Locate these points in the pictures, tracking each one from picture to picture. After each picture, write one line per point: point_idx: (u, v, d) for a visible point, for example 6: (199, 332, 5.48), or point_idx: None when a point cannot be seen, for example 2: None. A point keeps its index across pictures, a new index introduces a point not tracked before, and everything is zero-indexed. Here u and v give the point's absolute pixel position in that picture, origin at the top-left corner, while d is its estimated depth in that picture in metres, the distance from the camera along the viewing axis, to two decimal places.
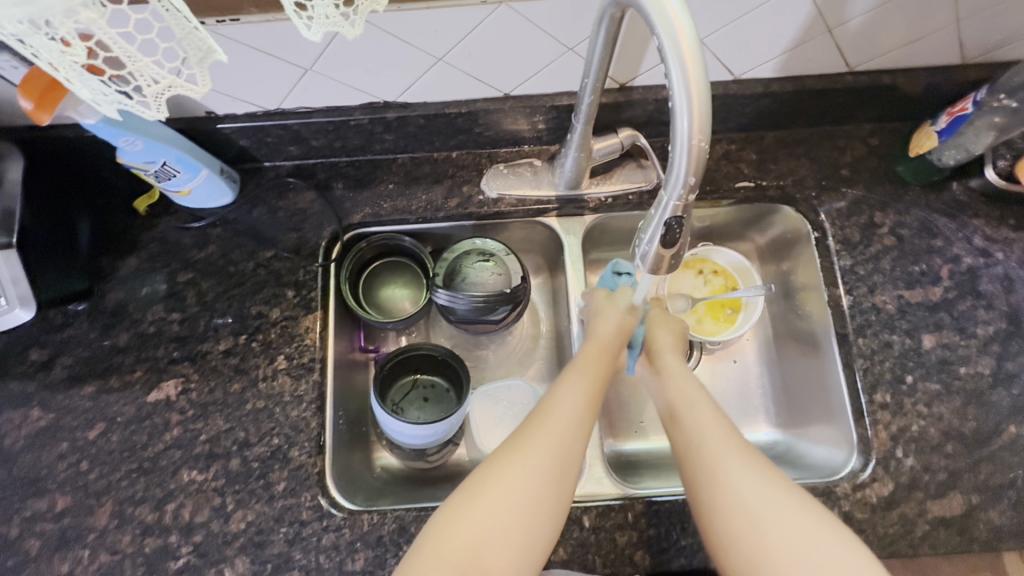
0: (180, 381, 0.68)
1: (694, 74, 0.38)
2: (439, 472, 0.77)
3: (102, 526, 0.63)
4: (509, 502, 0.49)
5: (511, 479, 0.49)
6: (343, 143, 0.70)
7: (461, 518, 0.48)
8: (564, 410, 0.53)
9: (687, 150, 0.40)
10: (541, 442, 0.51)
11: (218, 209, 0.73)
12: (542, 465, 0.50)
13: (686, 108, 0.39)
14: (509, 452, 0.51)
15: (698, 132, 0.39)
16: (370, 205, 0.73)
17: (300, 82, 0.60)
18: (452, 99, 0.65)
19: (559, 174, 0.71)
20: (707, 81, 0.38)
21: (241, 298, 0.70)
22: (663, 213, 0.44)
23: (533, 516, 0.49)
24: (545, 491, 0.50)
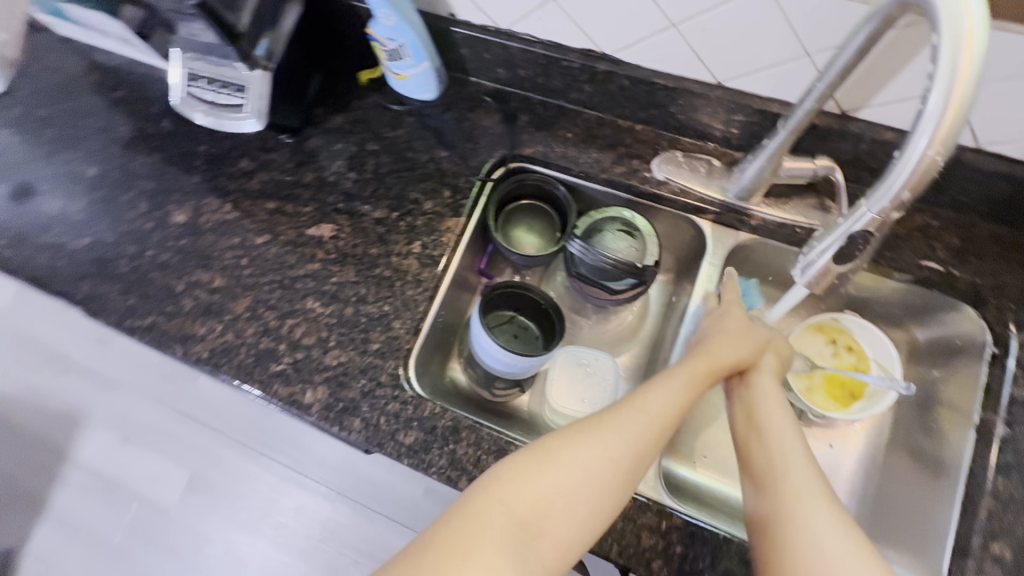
0: (336, 228, 0.78)
1: (960, 98, 0.39)
2: (496, 406, 0.83)
3: (237, 312, 0.76)
4: (568, 480, 0.51)
5: (582, 460, 0.52)
6: (546, 81, 0.75)
7: (520, 481, 0.51)
8: (657, 407, 0.56)
9: (917, 160, 0.42)
10: (619, 435, 0.53)
11: (419, 102, 0.82)
12: (613, 456, 0.52)
13: (930, 129, 0.41)
14: (585, 433, 0.53)
15: (938, 147, 0.41)
16: (544, 145, 0.78)
17: (539, 9, 0.65)
18: (664, 71, 0.66)
19: (736, 180, 0.69)
20: (968, 113, 0.40)
21: (407, 181, 0.79)
22: (855, 224, 0.49)
23: (590, 498, 0.51)
24: (604, 482, 0.51)
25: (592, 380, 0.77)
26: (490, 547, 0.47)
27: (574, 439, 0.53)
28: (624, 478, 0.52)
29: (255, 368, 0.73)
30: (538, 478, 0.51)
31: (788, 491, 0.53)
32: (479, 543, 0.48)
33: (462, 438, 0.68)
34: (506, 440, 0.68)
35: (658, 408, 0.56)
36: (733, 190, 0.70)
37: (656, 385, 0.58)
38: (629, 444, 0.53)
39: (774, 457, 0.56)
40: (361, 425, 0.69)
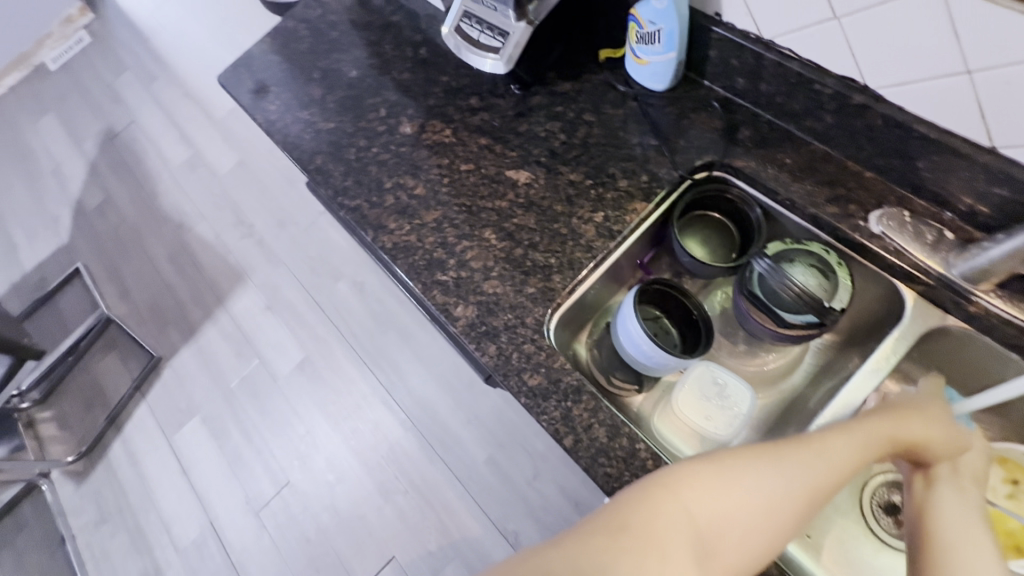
0: (531, 177, 0.84)
1: None
2: (610, 393, 0.82)
3: (425, 220, 0.85)
4: (744, 504, 0.47)
5: (762, 489, 0.48)
6: (785, 101, 0.74)
7: (696, 492, 0.46)
8: (830, 450, 0.51)
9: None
10: (799, 472, 0.49)
11: (646, 89, 0.85)
12: (792, 494, 0.48)
13: None
14: (761, 460, 0.49)
15: None
16: (757, 162, 0.76)
17: (815, 26, 0.64)
18: (929, 120, 0.62)
19: (966, 258, 0.63)
20: None
21: (610, 156, 0.83)
22: None
23: (760, 530, 0.47)
24: (774, 516, 0.47)
25: (724, 404, 0.75)
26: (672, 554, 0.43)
27: (750, 458, 0.49)
28: (795, 518, 0.48)
29: (423, 270, 0.82)
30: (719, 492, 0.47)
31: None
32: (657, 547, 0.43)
33: (581, 401, 0.70)
34: (621, 419, 0.68)
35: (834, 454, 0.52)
36: (959, 267, 0.64)
37: (837, 436, 0.53)
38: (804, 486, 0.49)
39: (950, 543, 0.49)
40: (496, 352, 0.74)
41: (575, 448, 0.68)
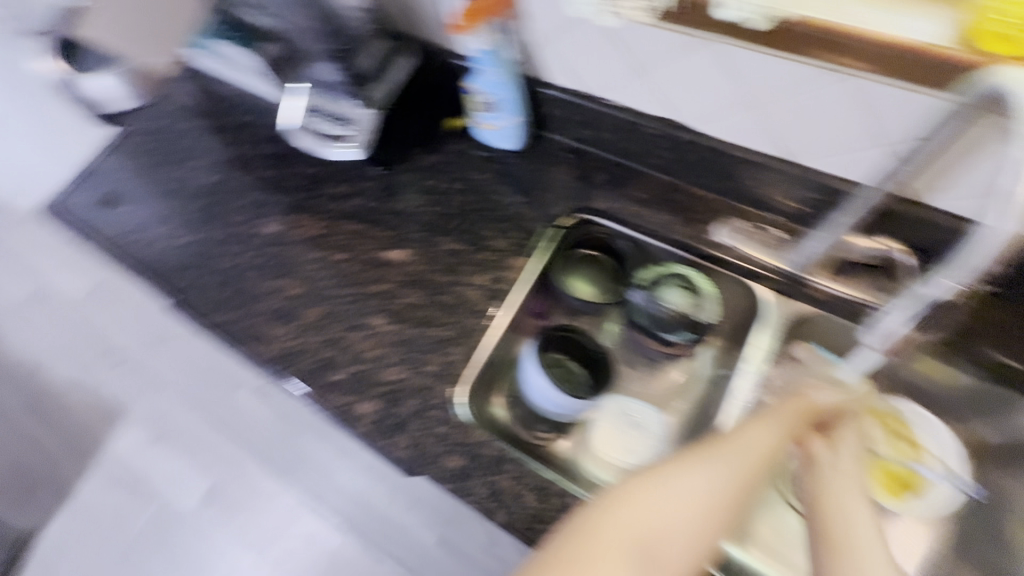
0: (409, 254, 0.84)
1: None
2: (534, 450, 0.77)
3: (307, 320, 0.81)
4: (695, 511, 0.45)
5: (700, 496, 0.45)
6: (621, 144, 0.81)
7: (649, 509, 0.45)
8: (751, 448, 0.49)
9: (986, 248, 0.45)
10: (724, 466, 0.47)
11: (500, 150, 0.89)
12: (724, 489, 0.46)
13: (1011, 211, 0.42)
14: (698, 464, 0.47)
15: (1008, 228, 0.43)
16: (614, 202, 0.82)
17: (632, 81, 0.72)
18: (740, 145, 0.71)
19: (798, 253, 0.72)
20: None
21: (481, 219, 0.85)
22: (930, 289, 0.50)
23: (699, 532, 0.45)
24: (723, 509, 0.46)
25: (637, 433, 0.77)
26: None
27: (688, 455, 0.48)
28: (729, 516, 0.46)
29: (315, 374, 0.76)
30: (675, 502, 0.45)
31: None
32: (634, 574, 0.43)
33: (506, 471, 0.68)
34: (550, 478, 0.67)
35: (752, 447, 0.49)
36: (795, 262, 0.73)
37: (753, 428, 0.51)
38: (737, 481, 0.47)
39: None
40: (409, 442, 0.71)
41: (510, 522, 0.66)
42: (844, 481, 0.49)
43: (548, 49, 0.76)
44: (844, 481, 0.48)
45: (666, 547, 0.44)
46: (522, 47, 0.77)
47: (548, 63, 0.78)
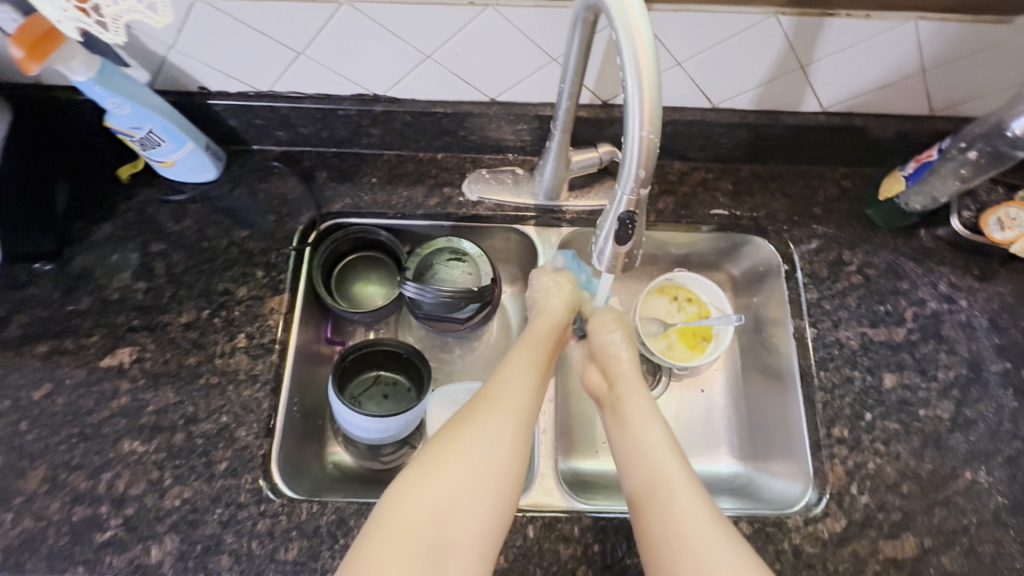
0: (136, 349, 0.67)
1: (646, 64, 0.35)
2: (391, 475, 0.76)
3: (31, 490, 0.61)
4: (489, 457, 0.50)
5: (496, 436, 0.51)
6: (330, 133, 0.72)
7: (458, 460, 0.50)
8: (518, 384, 0.56)
9: (637, 145, 0.36)
10: (502, 416, 0.53)
11: (200, 184, 0.74)
12: (502, 443, 0.52)
13: (636, 108, 0.36)
14: (489, 404, 0.54)
15: (648, 124, 0.36)
16: (351, 197, 0.74)
17: (293, 66, 0.62)
18: (439, 99, 0.67)
19: (539, 183, 0.72)
20: (660, 76, 0.36)
21: (211, 272, 0.71)
22: (617, 207, 0.41)
23: (490, 486, 0.50)
24: (514, 444, 0.52)
25: None
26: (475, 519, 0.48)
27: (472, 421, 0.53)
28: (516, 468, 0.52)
29: (73, 548, 0.59)
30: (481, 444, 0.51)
31: (660, 472, 0.55)
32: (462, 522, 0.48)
33: (351, 528, 0.61)
34: None
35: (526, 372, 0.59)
36: (540, 193, 0.73)
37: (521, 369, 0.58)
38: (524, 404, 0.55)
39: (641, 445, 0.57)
40: (229, 560, 0.59)
41: None
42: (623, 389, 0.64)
43: (177, 58, 0.61)
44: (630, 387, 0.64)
45: (482, 486, 0.49)
46: (147, 62, 0.62)
47: (190, 72, 0.64)
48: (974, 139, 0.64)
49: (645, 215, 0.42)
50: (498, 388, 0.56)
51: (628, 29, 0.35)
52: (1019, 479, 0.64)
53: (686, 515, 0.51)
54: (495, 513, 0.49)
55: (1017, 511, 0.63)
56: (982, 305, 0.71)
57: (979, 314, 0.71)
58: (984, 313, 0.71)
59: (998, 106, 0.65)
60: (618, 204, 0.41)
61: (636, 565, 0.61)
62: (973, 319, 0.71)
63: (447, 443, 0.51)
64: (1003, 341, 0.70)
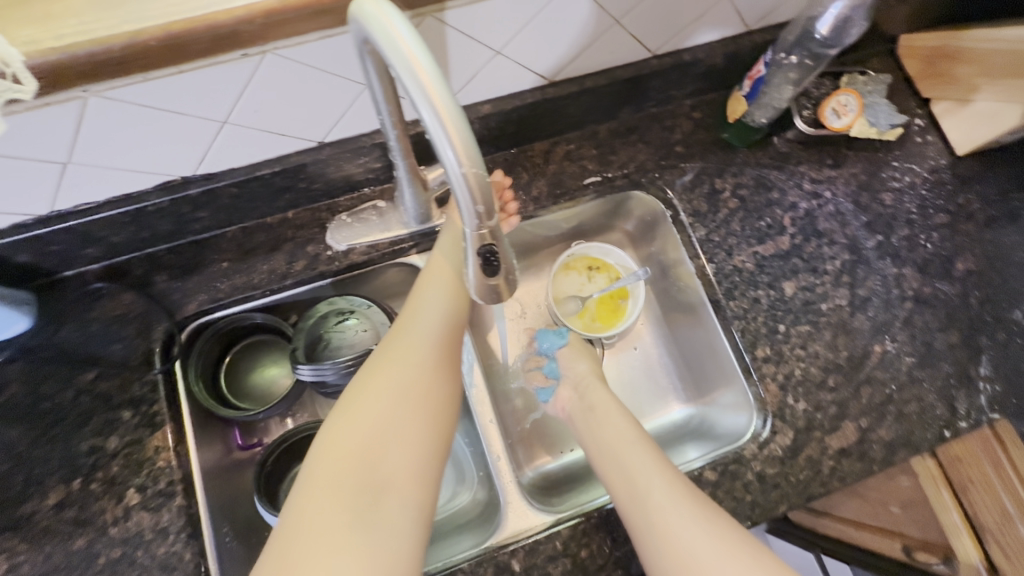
0: (6, 557, 0.56)
1: (439, 95, 0.30)
2: None
3: None
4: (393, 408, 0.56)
5: (393, 392, 0.56)
6: (151, 232, 0.62)
7: (364, 415, 0.55)
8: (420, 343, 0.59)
9: (463, 184, 0.32)
10: (407, 374, 0.57)
11: (15, 338, 0.62)
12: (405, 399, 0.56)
13: (444, 140, 0.31)
14: (394, 355, 0.59)
15: (464, 155, 0.31)
16: (205, 291, 0.65)
17: (65, 178, 0.51)
18: (260, 159, 0.59)
19: (404, 210, 0.65)
20: (457, 99, 0.31)
21: (67, 434, 0.60)
22: (471, 245, 0.37)
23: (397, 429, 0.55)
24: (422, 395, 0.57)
25: None
26: (395, 419, 0.55)
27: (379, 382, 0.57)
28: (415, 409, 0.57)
29: None
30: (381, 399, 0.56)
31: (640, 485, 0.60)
32: (389, 428, 0.55)
33: None
34: None
35: (437, 345, 0.60)
36: (410, 218, 0.65)
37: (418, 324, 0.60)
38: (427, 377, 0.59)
39: (636, 481, 0.61)
40: None
41: None
42: (597, 403, 0.72)
43: None
44: (605, 403, 0.72)
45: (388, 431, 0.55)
46: None
47: None
48: (790, 47, 0.65)
49: (505, 239, 0.39)
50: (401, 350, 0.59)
51: (406, 65, 0.30)
52: (917, 336, 0.71)
53: (665, 506, 0.57)
54: (425, 416, 0.57)
55: (923, 364, 0.69)
56: (843, 190, 0.76)
57: (844, 199, 0.76)
58: (847, 197, 0.76)
59: (799, 9, 0.67)
60: (472, 241, 0.37)
61: (625, 555, 0.60)
62: (841, 206, 0.75)
63: (357, 395, 0.56)
64: (869, 218, 0.75)
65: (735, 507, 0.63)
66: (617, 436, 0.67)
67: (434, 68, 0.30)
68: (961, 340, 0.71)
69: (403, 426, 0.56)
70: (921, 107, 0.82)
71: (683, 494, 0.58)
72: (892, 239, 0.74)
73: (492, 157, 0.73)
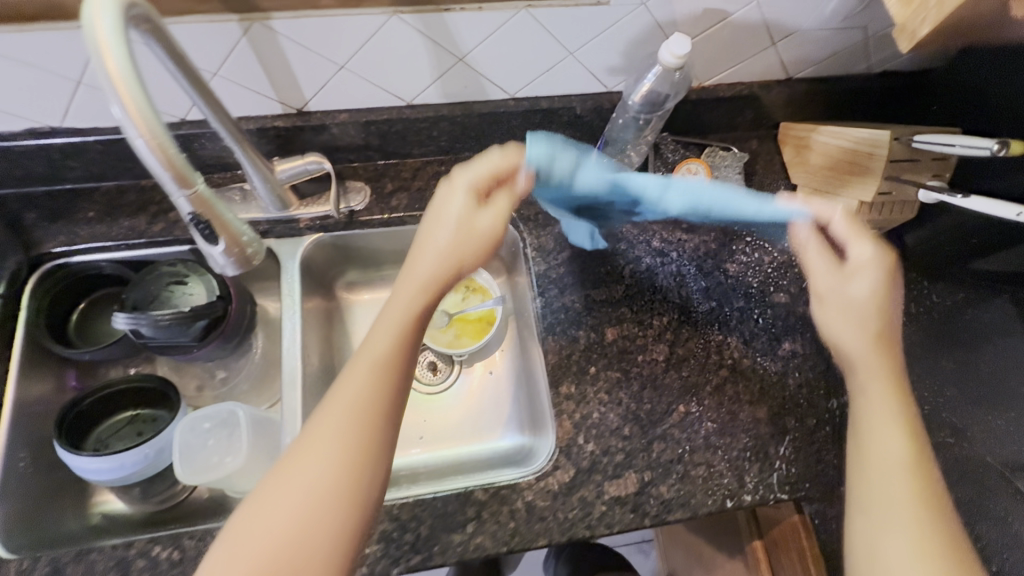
0: None
1: (123, 85, 0.36)
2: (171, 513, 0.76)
3: None
4: (319, 476, 0.45)
5: (333, 448, 0.46)
6: (26, 172, 0.69)
7: (301, 471, 0.45)
8: (362, 368, 0.50)
9: (144, 152, 0.38)
10: (351, 413, 0.48)
11: None
12: (341, 451, 0.46)
13: (129, 123, 0.37)
14: (346, 384, 0.49)
15: (139, 123, 0.37)
16: (65, 234, 0.72)
17: None
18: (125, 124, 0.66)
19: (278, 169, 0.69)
20: (139, 75, 0.36)
21: None
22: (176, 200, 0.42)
23: (325, 507, 0.44)
24: (358, 442, 0.47)
25: (226, 437, 0.70)
26: (331, 486, 0.45)
27: (337, 423, 0.47)
28: (350, 476, 0.46)
29: None
30: (326, 452, 0.46)
31: (885, 511, 0.49)
32: (307, 504, 0.44)
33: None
34: (124, 544, 0.60)
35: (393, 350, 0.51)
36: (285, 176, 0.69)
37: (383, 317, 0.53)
38: (397, 341, 0.51)
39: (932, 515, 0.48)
40: None
41: None
42: (870, 377, 0.54)
43: None
44: (878, 383, 0.53)
45: (319, 490, 0.45)
46: None
47: None
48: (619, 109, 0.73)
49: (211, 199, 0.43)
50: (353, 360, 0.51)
51: (92, 41, 0.35)
52: (725, 404, 0.72)
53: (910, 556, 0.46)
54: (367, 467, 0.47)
55: (723, 432, 0.70)
56: (689, 254, 0.79)
57: (687, 263, 0.79)
58: (691, 261, 0.79)
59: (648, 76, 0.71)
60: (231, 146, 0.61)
61: (375, 553, 0.63)
62: (682, 268, 0.78)
63: (307, 439, 0.47)
64: (708, 284, 0.78)
65: (496, 531, 0.64)
66: (879, 431, 0.52)
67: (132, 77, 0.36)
68: (767, 417, 0.71)
69: (335, 491, 0.45)
70: (789, 192, 0.84)
71: (917, 542, 0.47)
72: (725, 308, 0.77)
73: (364, 165, 0.79)
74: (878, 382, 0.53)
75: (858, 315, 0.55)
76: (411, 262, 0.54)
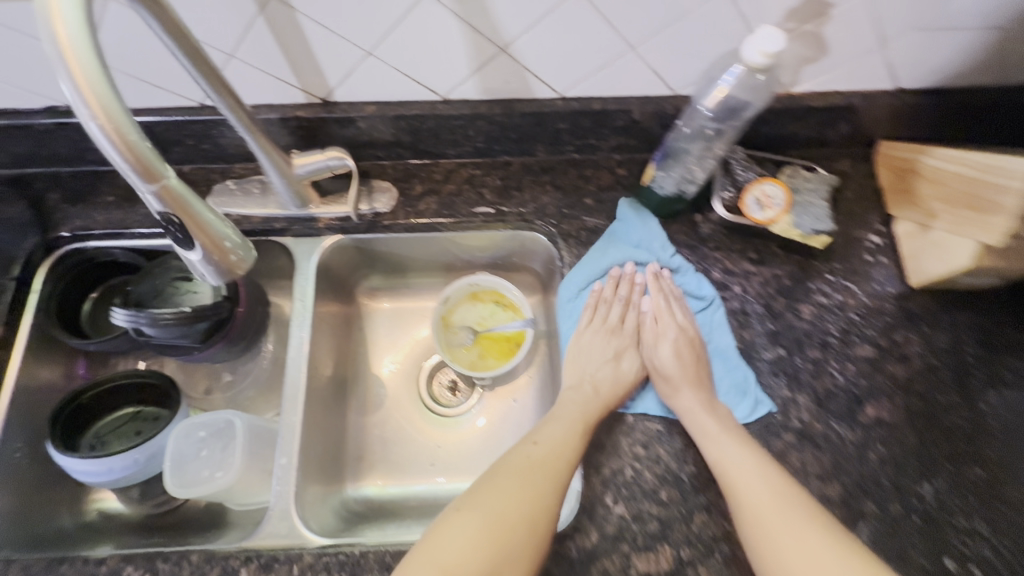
0: None
1: (72, 56, 0.32)
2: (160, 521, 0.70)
3: None
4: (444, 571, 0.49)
5: (463, 544, 0.50)
6: (49, 151, 0.67)
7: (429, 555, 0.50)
8: (523, 469, 0.56)
9: (100, 138, 0.33)
10: (487, 514, 0.52)
11: None
12: (471, 549, 0.50)
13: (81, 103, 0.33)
14: (495, 486, 0.54)
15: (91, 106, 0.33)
16: (82, 217, 0.69)
17: None
18: (145, 107, 0.63)
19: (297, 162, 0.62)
20: (97, 51, 0.32)
21: None
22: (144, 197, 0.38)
23: None
24: (491, 547, 0.50)
25: (222, 447, 0.65)
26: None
27: (471, 520, 0.52)
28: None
29: None
30: (452, 541, 0.50)
31: None
32: None
33: None
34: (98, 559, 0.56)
35: (548, 478, 0.55)
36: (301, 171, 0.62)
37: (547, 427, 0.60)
38: (544, 466, 0.56)
39: None
40: None
41: None
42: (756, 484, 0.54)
43: None
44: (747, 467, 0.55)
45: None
46: None
47: None
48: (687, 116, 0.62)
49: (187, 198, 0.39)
50: (503, 467, 0.57)
51: (42, 6, 0.31)
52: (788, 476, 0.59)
53: None
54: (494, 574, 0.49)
55: None
56: (756, 289, 0.67)
57: (752, 300, 0.67)
58: (757, 297, 0.67)
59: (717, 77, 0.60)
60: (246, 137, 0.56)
61: None
62: (746, 306, 0.67)
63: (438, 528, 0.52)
64: (776, 327, 0.66)
65: None
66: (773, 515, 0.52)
67: (88, 51, 0.32)
68: (838, 497, 0.59)
69: None
70: (883, 224, 0.70)
71: None
72: (795, 358, 0.65)
73: (394, 163, 0.72)
74: (761, 493, 0.54)
75: (742, 452, 0.57)
76: (565, 414, 0.61)
